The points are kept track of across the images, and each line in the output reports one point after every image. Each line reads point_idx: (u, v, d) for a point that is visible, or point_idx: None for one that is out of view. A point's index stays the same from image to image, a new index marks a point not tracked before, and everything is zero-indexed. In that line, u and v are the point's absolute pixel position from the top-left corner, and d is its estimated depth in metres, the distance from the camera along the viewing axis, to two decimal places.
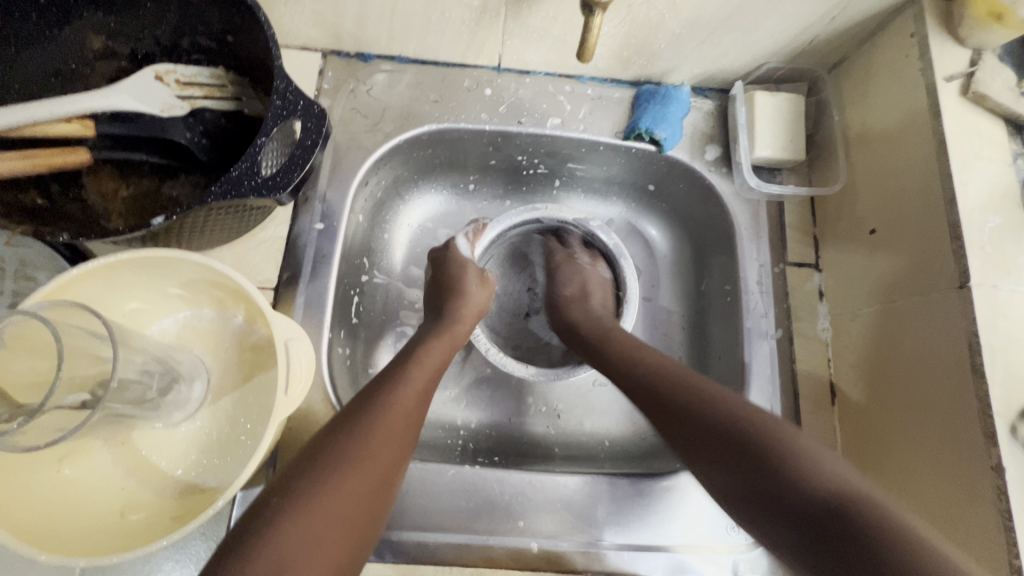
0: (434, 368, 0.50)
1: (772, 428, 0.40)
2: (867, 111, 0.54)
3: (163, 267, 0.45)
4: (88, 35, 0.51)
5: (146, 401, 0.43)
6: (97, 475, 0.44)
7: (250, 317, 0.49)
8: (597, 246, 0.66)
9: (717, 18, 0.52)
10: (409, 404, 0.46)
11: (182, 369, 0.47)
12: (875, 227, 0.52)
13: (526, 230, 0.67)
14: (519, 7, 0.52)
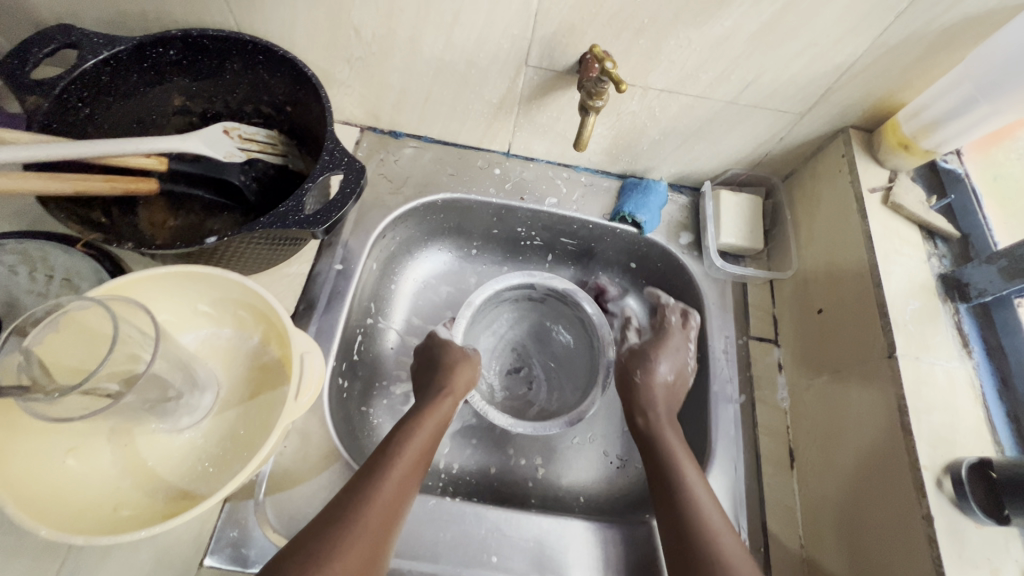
0: (421, 448, 0.52)
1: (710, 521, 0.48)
2: (813, 212, 0.64)
3: (203, 283, 0.51)
4: (172, 96, 0.61)
5: (164, 400, 0.47)
6: (95, 470, 0.46)
7: (265, 338, 0.55)
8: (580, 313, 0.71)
9: (689, 128, 0.64)
10: (390, 496, 0.47)
11: (198, 378, 0.51)
12: (822, 307, 0.60)
13: (513, 291, 0.72)
14: (530, 107, 0.64)
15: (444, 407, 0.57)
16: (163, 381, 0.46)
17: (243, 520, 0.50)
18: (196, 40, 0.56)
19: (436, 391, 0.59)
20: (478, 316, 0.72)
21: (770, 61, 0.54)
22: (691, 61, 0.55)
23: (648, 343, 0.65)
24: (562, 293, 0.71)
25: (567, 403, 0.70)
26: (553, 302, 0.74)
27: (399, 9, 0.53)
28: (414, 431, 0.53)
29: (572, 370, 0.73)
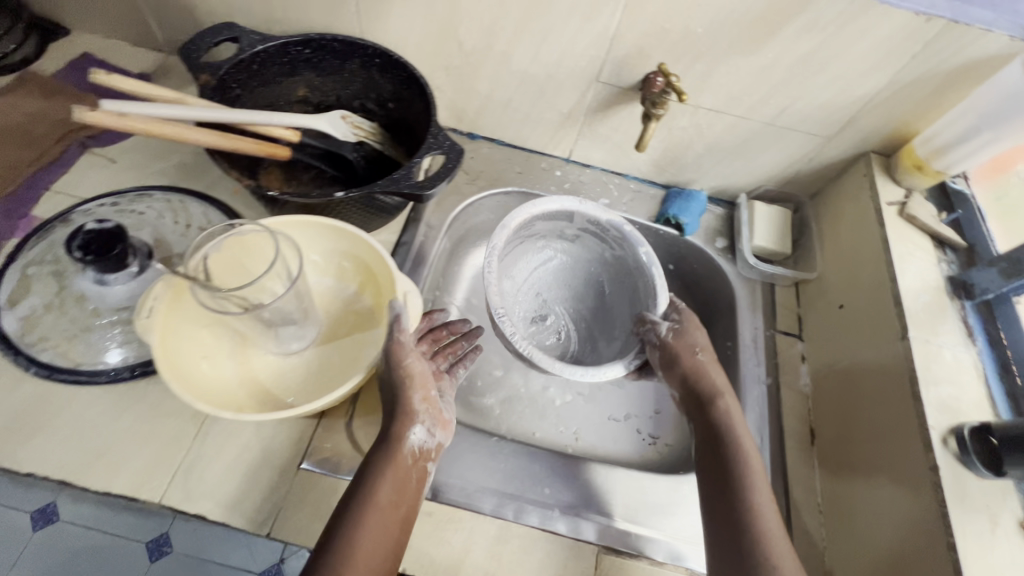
0: (407, 459, 0.51)
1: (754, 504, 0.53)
2: (835, 224, 0.73)
3: (328, 235, 0.62)
4: (297, 87, 0.73)
5: (280, 322, 0.56)
6: (219, 375, 0.56)
7: (361, 288, 0.64)
8: (617, 254, 0.74)
9: (730, 144, 0.75)
10: (374, 537, 0.46)
11: (310, 315, 0.60)
12: (843, 302, 0.68)
13: (546, 228, 0.74)
14: (595, 117, 0.75)
15: (422, 410, 0.54)
16: (290, 310, 0.55)
17: (333, 435, 0.57)
18: (329, 44, 0.69)
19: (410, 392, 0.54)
20: (513, 255, 0.75)
21: (804, 88, 0.64)
22: (738, 85, 0.66)
23: (693, 329, 0.66)
24: (599, 230, 0.73)
25: (601, 354, 0.76)
26: (584, 241, 0.76)
27: (501, 27, 0.65)
28: (394, 445, 0.51)
29: (604, 319, 0.77)
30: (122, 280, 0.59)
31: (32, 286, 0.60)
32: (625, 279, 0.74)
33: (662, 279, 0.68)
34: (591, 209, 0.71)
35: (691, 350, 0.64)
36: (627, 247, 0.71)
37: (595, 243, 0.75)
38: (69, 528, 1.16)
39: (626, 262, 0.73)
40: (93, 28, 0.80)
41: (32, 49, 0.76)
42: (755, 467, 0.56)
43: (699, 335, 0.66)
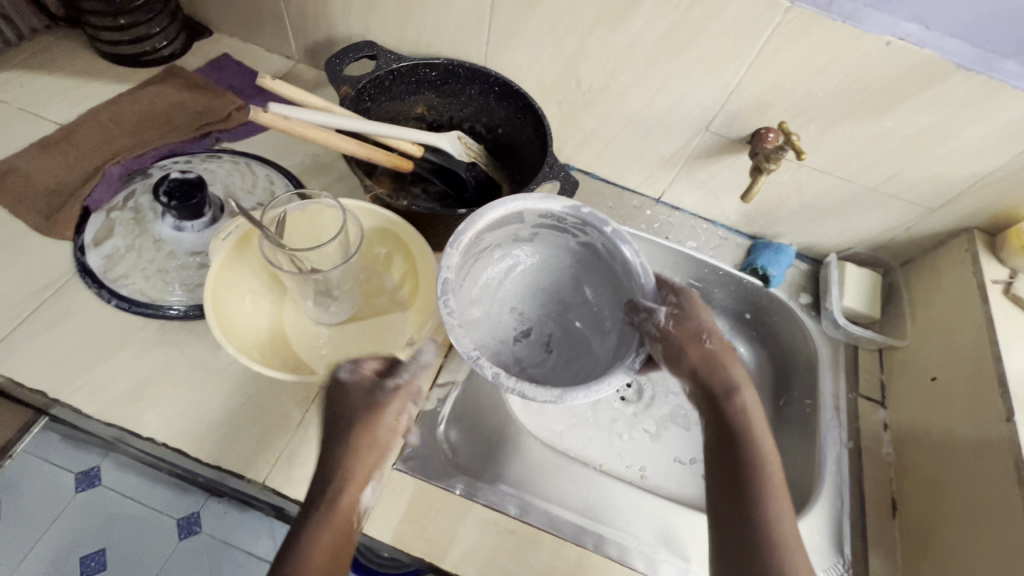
0: (365, 471, 0.48)
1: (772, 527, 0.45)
2: (929, 294, 0.73)
3: (376, 220, 0.65)
4: (417, 105, 0.78)
5: (320, 293, 0.61)
6: (251, 318, 0.61)
7: (402, 280, 0.66)
8: (589, 240, 0.60)
9: (828, 205, 0.76)
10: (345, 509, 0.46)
11: (347, 294, 0.64)
12: (936, 375, 0.67)
13: (500, 225, 0.58)
14: (695, 164, 0.77)
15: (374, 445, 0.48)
16: (337, 284, 0.61)
17: (425, 440, 0.59)
18: (455, 69, 0.73)
19: (370, 429, 0.48)
20: (470, 280, 0.61)
21: (916, 160, 0.65)
22: (849, 149, 0.67)
23: (704, 311, 0.56)
24: (557, 222, 0.59)
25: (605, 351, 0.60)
26: (546, 223, 0.60)
27: (623, 72, 0.69)
28: (354, 455, 0.48)
29: (590, 321, 0.63)
30: (196, 228, 0.64)
31: (114, 229, 0.64)
32: (596, 267, 0.62)
33: (642, 258, 0.56)
34: (531, 203, 0.57)
35: (699, 339, 0.54)
36: (591, 231, 0.58)
37: (567, 220, 0.58)
38: (108, 495, 1.17)
39: (592, 246, 0.61)
40: (234, 32, 0.87)
41: (179, 45, 0.83)
42: (779, 487, 0.47)
43: (709, 319, 0.56)
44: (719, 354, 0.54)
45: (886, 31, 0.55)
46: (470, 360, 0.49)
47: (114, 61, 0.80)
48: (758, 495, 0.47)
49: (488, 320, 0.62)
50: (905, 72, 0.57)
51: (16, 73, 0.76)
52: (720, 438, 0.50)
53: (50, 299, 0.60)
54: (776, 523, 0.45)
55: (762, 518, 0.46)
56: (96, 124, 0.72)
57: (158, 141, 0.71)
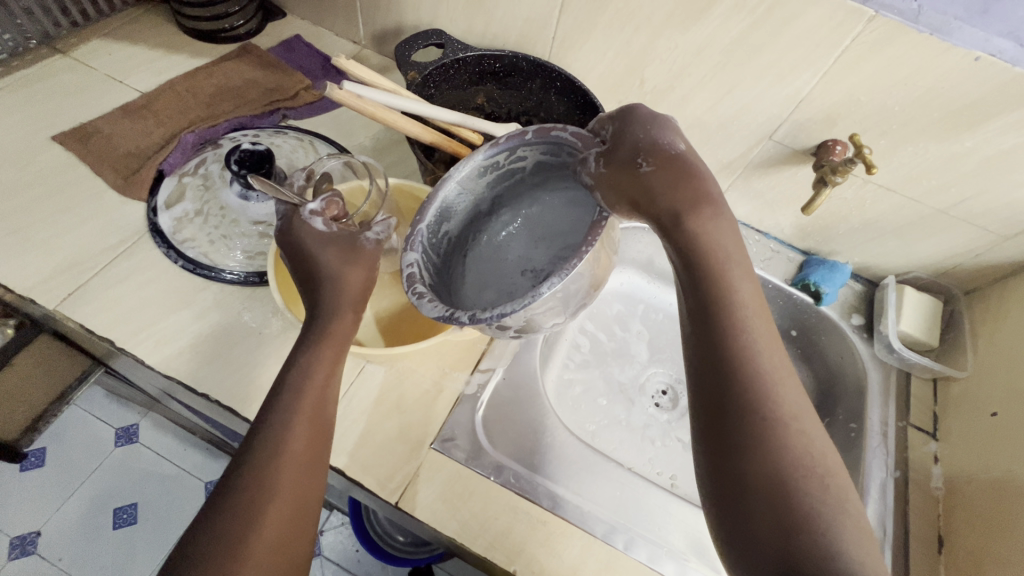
0: (312, 430, 0.46)
1: (764, 393, 0.40)
2: (995, 326, 0.70)
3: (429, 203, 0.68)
4: (477, 95, 0.79)
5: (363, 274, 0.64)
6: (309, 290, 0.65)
7: None
8: (534, 160, 0.57)
9: (890, 225, 0.73)
10: (316, 404, 0.47)
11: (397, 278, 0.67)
12: (997, 411, 0.64)
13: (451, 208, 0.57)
14: (753, 173, 0.76)
15: (355, 303, 0.53)
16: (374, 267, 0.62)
17: (463, 423, 0.59)
18: (519, 62, 0.74)
19: (344, 263, 0.53)
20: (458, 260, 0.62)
21: (994, 184, 0.63)
22: (921, 167, 0.65)
23: (652, 126, 0.47)
24: (497, 168, 0.57)
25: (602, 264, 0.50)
26: (489, 175, 0.58)
27: (688, 75, 0.68)
28: (292, 440, 0.45)
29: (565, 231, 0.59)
30: (262, 197, 0.65)
31: (185, 193, 0.67)
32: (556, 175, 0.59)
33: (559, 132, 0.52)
34: (483, 151, 0.54)
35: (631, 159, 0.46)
36: (525, 155, 0.56)
37: (500, 159, 0.56)
38: (144, 453, 1.22)
39: (542, 166, 0.58)
40: (307, 16, 0.90)
41: (255, 25, 0.87)
42: (755, 337, 0.42)
43: (662, 132, 0.47)
44: (680, 159, 0.45)
45: (976, 47, 0.53)
46: (444, 318, 0.47)
47: (195, 37, 0.84)
48: (743, 355, 0.41)
49: (486, 273, 0.61)
50: (991, 90, 0.55)
51: (106, 42, 0.81)
52: (694, 294, 0.43)
53: (123, 255, 0.63)
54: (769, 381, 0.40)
55: (748, 379, 0.40)
56: (175, 94, 0.76)
57: (231, 114, 0.74)
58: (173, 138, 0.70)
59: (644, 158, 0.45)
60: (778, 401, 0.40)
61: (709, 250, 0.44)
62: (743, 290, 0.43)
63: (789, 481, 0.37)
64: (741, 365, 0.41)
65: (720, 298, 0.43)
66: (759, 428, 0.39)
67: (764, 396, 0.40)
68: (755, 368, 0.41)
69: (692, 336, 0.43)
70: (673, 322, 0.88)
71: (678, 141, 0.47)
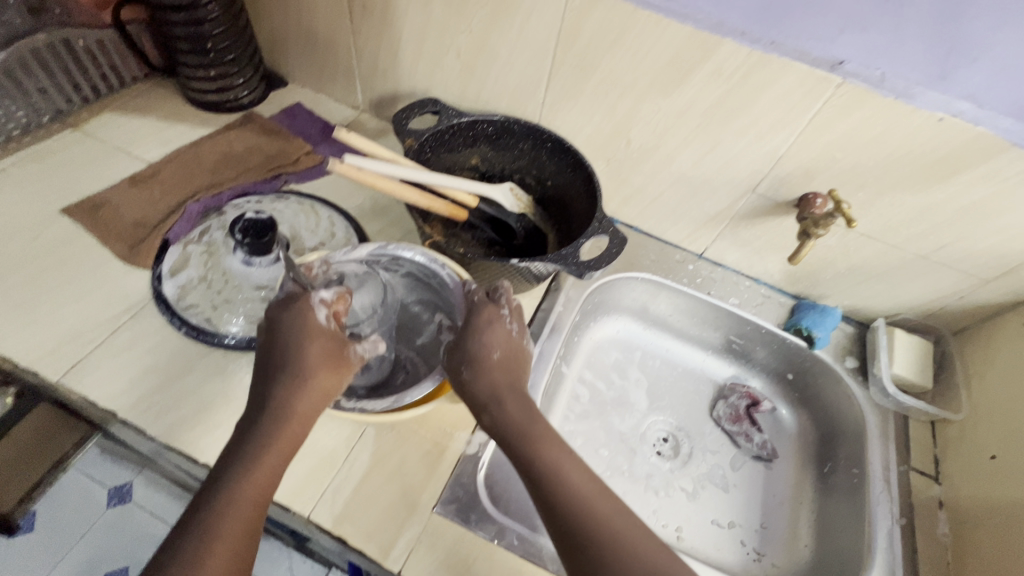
0: (241, 536, 0.44)
1: (621, 543, 0.44)
2: (986, 367, 0.71)
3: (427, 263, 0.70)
4: (471, 156, 0.82)
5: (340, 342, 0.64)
6: None
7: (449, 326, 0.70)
8: (409, 269, 0.66)
9: (876, 270, 0.75)
10: (249, 507, 0.45)
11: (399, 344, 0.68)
12: (996, 454, 0.64)
13: None
14: (740, 223, 0.78)
15: (310, 415, 0.50)
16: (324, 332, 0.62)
17: (466, 484, 0.59)
18: (511, 125, 0.78)
19: (317, 369, 0.51)
20: None
21: (971, 231, 0.65)
22: (900, 216, 0.67)
23: (477, 337, 0.55)
24: (376, 262, 0.65)
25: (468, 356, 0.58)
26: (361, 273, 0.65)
27: (671, 135, 0.72)
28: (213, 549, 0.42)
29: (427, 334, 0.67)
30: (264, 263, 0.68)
31: (189, 261, 0.69)
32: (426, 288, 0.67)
33: (440, 262, 0.62)
34: (371, 249, 0.62)
35: (456, 372, 0.54)
36: (402, 264, 0.65)
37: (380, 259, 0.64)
38: (139, 513, 1.18)
39: (414, 275, 0.66)
40: (308, 84, 0.95)
41: (258, 94, 0.91)
42: (608, 515, 0.46)
43: (485, 341, 0.55)
44: (502, 351, 0.55)
45: (939, 108, 0.56)
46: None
47: (200, 107, 0.88)
48: (609, 547, 0.44)
49: None
50: (958, 147, 0.58)
51: (114, 115, 0.85)
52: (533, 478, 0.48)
53: (127, 324, 0.64)
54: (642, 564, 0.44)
55: (604, 538, 0.44)
56: (181, 163, 0.79)
57: (235, 182, 0.77)
58: (178, 208, 0.73)
59: (473, 359, 0.54)
60: (639, 551, 0.44)
61: (534, 432, 0.50)
62: (561, 456, 0.49)
63: None
64: (611, 555, 0.44)
65: (554, 464, 0.48)
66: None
67: None
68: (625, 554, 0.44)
69: (563, 550, 0.45)
70: (669, 368, 0.89)
71: (513, 327, 0.57)
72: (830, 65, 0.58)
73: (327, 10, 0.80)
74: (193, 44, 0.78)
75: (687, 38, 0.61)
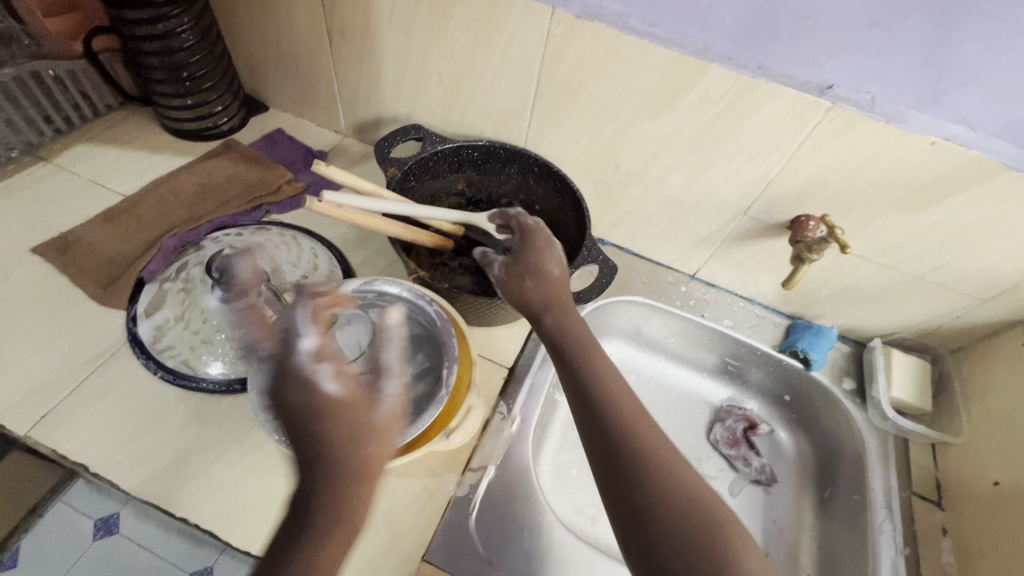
0: None
1: (654, 446, 0.46)
2: (986, 389, 0.70)
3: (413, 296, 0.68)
4: (458, 182, 0.81)
5: None
6: None
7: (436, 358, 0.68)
8: None
9: (871, 290, 0.74)
10: None
11: None
12: (999, 480, 0.63)
13: None
14: (732, 245, 0.77)
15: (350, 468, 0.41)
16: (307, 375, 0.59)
17: (457, 530, 0.57)
18: (497, 150, 0.76)
19: (344, 416, 0.42)
20: None
21: (966, 253, 0.64)
22: (893, 238, 0.66)
23: (534, 252, 0.58)
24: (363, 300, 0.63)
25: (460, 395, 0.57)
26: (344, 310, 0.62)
27: (660, 159, 0.70)
28: None
29: None
30: None
31: (166, 299, 0.66)
32: None
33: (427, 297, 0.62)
34: (355, 284, 0.61)
35: (519, 280, 0.57)
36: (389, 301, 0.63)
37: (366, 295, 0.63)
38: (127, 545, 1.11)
39: None
40: (290, 109, 0.93)
41: (238, 121, 0.89)
42: (646, 429, 0.47)
43: (545, 260, 0.58)
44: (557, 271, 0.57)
45: (931, 132, 0.55)
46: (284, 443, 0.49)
47: (178, 135, 0.86)
48: (641, 447, 0.46)
49: None
50: (951, 170, 0.57)
51: (89, 147, 0.82)
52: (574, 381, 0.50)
53: (100, 369, 0.62)
54: (670, 464, 0.45)
55: (636, 435, 0.46)
56: (158, 195, 0.77)
57: (213, 214, 0.75)
58: (154, 244, 0.70)
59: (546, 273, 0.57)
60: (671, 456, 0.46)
61: (581, 337, 0.53)
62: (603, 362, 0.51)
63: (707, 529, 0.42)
64: (641, 459, 0.45)
65: (593, 361, 0.51)
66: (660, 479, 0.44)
67: (673, 488, 0.44)
68: (651, 448, 0.46)
69: (598, 451, 0.47)
70: (665, 391, 0.87)
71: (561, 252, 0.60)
72: (820, 89, 0.56)
73: (306, 36, 0.79)
74: (169, 72, 0.76)
75: (673, 64, 0.60)
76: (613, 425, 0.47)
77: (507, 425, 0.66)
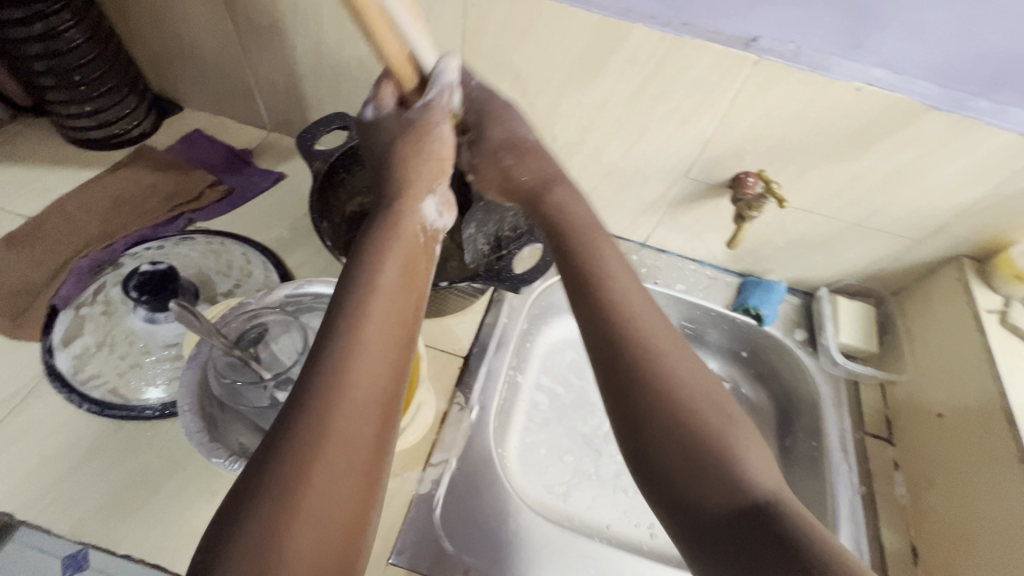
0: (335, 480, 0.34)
1: (641, 326, 0.43)
2: (926, 327, 0.72)
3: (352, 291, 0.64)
4: None
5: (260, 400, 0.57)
6: None
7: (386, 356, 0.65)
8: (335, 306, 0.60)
9: (814, 240, 0.75)
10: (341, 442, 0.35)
11: None
12: (942, 411, 0.65)
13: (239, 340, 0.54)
14: (677, 209, 0.77)
15: (395, 332, 0.41)
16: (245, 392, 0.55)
17: (425, 530, 0.56)
18: None
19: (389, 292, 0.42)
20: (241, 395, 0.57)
21: (899, 195, 0.65)
22: (830, 188, 0.67)
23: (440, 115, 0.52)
24: (299, 304, 0.59)
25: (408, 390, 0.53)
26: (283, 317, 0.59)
27: (596, 127, 0.69)
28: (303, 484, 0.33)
29: None
30: (170, 317, 0.62)
31: (85, 326, 0.62)
32: None
33: None
34: (288, 289, 0.58)
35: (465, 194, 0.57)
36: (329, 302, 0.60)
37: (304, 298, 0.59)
38: None
39: None
40: (207, 108, 0.86)
41: (150, 125, 0.82)
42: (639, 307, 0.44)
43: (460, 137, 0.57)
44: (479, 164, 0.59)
45: (855, 78, 0.55)
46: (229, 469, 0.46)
47: (83, 147, 0.79)
48: (631, 328, 0.43)
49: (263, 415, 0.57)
50: (878, 114, 0.57)
51: None
52: (568, 261, 0.49)
53: (18, 408, 0.57)
54: (665, 344, 0.42)
55: (609, 300, 0.45)
56: (65, 213, 0.71)
57: (130, 229, 0.70)
58: (65, 267, 0.65)
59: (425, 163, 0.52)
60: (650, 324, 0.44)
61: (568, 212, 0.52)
62: (609, 249, 0.49)
63: (680, 384, 0.40)
64: (624, 330, 0.43)
65: (605, 238, 0.50)
66: (642, 339, 0.42)
67: (662, 363, 0.41)
68: (637, 329, 0.43)
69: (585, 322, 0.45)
70: None
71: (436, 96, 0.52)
72: (745, 43, 0.55)
73: (210, 26, 0.73)
74: (58, 77, 0.69)
75: (596, 27, 0.58)
76: (586, 286, 0.46)
77: (467, 415, 0.64)
